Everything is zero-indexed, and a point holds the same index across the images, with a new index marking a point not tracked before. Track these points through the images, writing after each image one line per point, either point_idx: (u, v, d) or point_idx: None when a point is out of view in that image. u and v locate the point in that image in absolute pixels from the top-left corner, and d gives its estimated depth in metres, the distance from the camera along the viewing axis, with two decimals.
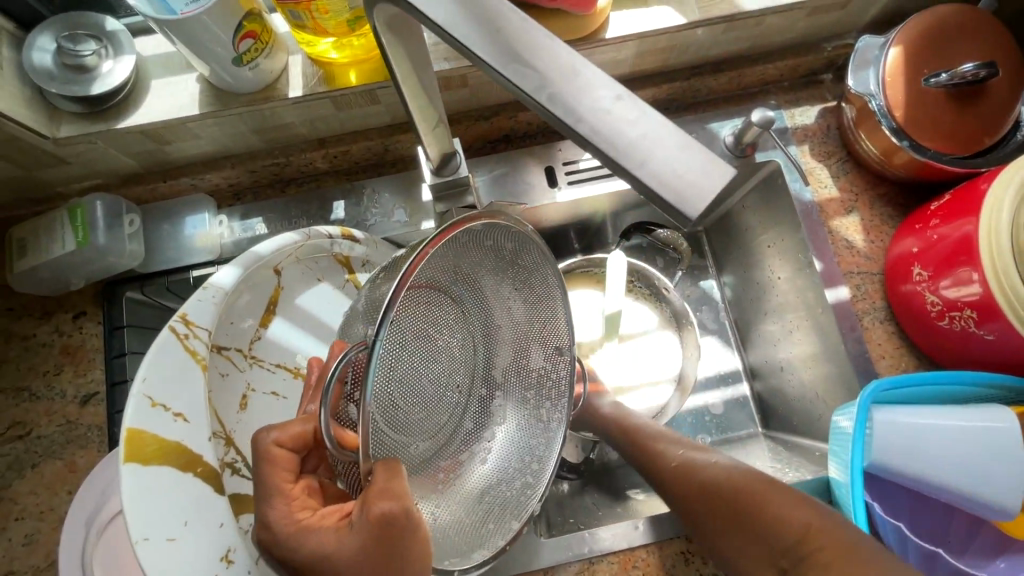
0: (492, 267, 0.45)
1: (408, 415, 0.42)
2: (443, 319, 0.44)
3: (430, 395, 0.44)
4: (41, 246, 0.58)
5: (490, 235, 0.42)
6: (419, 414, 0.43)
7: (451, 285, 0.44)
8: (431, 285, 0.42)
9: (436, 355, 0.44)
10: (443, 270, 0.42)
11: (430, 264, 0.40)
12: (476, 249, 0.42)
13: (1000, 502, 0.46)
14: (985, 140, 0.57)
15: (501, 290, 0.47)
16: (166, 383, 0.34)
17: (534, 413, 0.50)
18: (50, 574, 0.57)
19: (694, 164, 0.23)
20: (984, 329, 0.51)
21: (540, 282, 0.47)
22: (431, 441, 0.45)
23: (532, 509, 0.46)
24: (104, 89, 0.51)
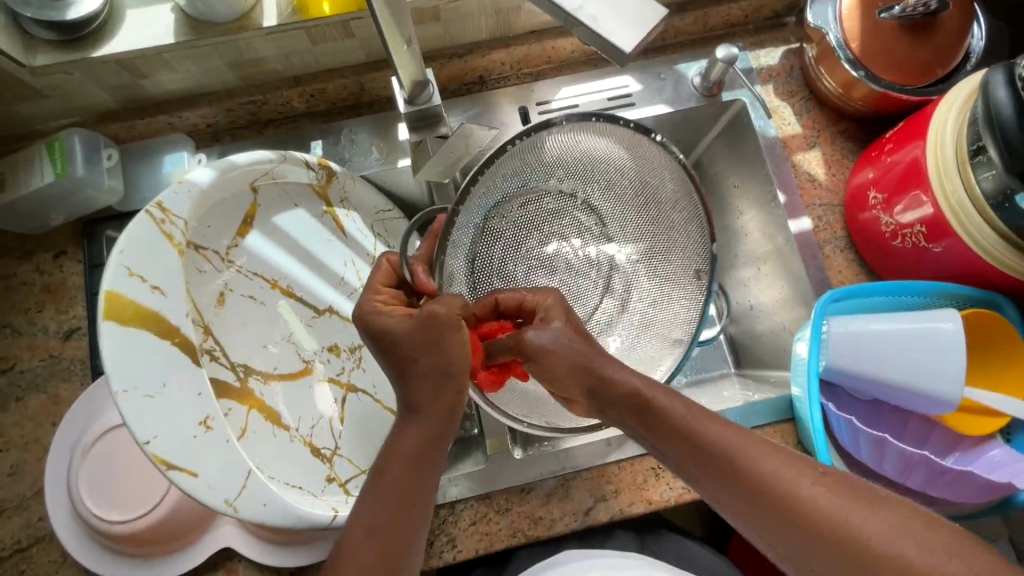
0: (578, 160, 0.51)
1: (508, 279, 0.52)
2: (534, 190, 0.51)
3: (531, 256, 0.54)
4: (19, 180, 0.59)
5: (574, 136, 0.49)
6: (525, 272, 0.53)
7: (544, 165, 0.50)
8: (519, 172, 0.49)
9: (528, 223, 0.52)
10: (521, 169, 0.49)
11: (499, 170, 0.47)
12: (545, 154, 0.49)
13: (943, 394, 0.50)
14: (937, 71, 0.59)
15: (587, 160, 0.52)
16: (142, 258, 0.35)
17: (627, 277, 0.56)
18: (36, 502, 0.58)
19: (629, 7, 0.26)
20: (933, 244, 0.54)
21: (621, 166, 0.52)
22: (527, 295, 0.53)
23: (683, 336, 0.56)
24: (79, 15, 0.52)
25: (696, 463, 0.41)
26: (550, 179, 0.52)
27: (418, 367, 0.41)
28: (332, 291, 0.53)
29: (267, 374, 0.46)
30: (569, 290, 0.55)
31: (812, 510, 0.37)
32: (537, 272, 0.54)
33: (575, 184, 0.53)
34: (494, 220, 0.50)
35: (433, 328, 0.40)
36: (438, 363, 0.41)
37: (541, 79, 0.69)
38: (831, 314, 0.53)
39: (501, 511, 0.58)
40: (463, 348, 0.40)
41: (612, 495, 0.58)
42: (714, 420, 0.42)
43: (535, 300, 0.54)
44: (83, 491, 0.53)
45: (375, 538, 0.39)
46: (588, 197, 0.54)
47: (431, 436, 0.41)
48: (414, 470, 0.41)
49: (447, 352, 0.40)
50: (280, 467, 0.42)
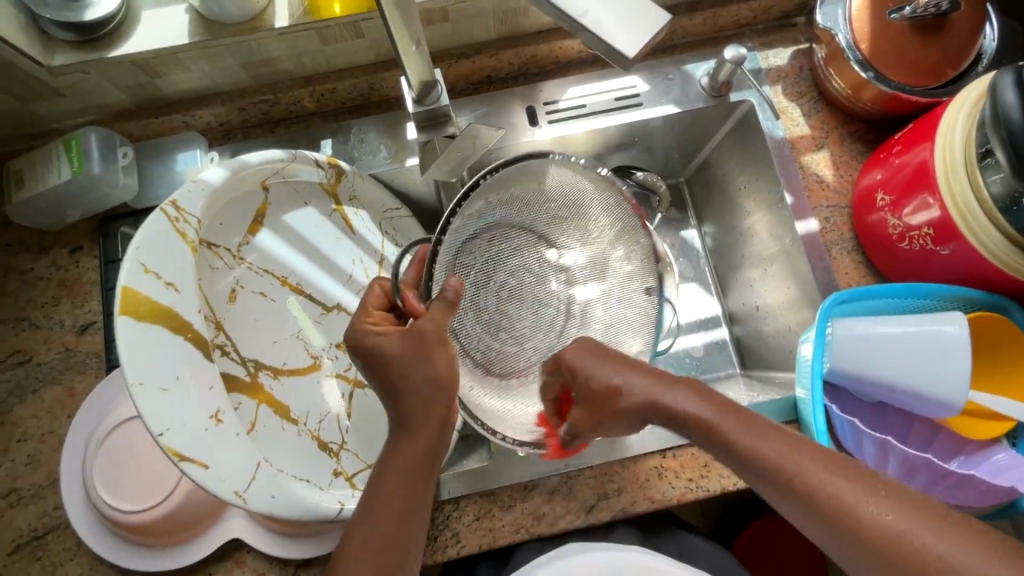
0: (546, 200, 0.53)
1: (489, 322, 0.52)
2: (515, 234, 0.53)
3: (514, 303, 0.53)
4: (37, 177, 0.60)
5: (537, 177, 0.52)
6: (511, 316, 0.53)
7: (516, 204, 0.52)
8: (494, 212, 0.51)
9: (509, 266, 0.52)
10: (498, 212, 0.51)
11: (472, 206, 0.49)
12: (517, 191, 0.52)
13: (948, 398, 0.50)
14: (948, 72, 0.59)
15: (554, 209, 0.54)
16: (157, 255, 0.36)
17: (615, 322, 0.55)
18: (51, 491, 0.59)
19: (632, 11, 0.27)
20: (941, 246, 0.54)
21: (590, 211, 0.55)
22: (513, 340, 0.53)
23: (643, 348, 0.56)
24: (95, 16, 0.53)
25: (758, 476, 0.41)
26: (528, 224, 0.53)
27: (406, 381, 0.42)
28: (340, 288, 0.54)
29: (276, 370, 0.47)
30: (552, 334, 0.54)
31: (876, 527, 0.37)
32: (518, 315, 0.53)
33: (550, 230, 0.54)
34: (473, 261, 0.50)
35: (420, 340, 0.42)
36: (425, 376, 0.42)
37: (549, 79, 0.70)
38: (836, 316, 0.53)
39: (505, 507, 0.58)
40: (449, 359, 0.42)
41: (614, 493, 0.59)
42: (769, 437, 0.41)
43: (513, 342, 0.53)
44: (96, 483, 0.54)
45: (372, 552, 0.40)
46: (561, 245, 0.55)
47: (426, 453, 0.42)
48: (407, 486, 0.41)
49: (431, 363, 0.42)
50: (287, 460, 0.43)
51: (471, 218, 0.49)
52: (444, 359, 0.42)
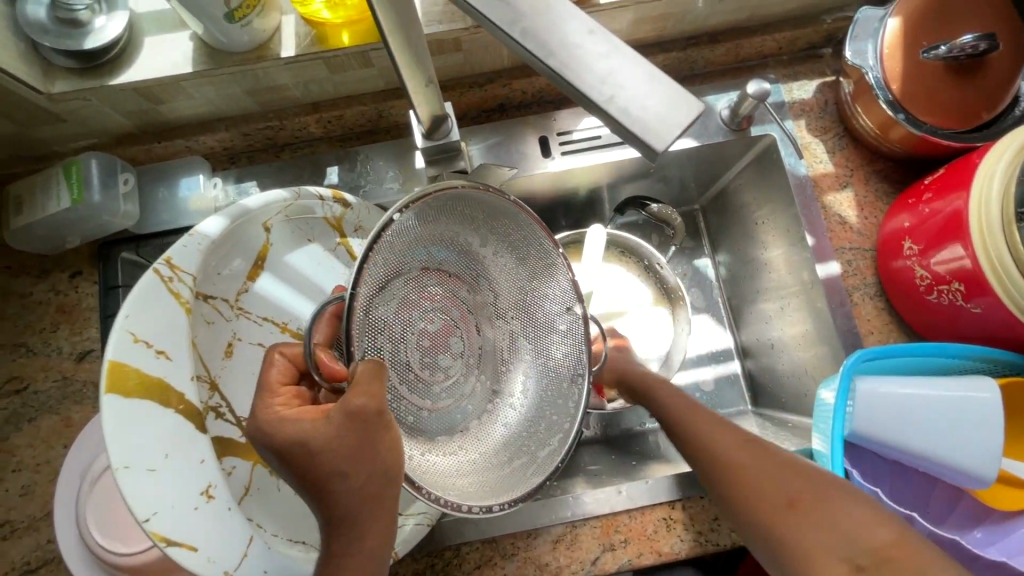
0: (471, 230, 0.47)
1: (409, 379, 0.46)
2: (430, 276, 0.47)
3: (438, 348, 0.47)
4: (36, 203, 0.59)
5: (462, 205, 0.45)
6: (438, 363, 0.47)
7: (436, 241, 0.46)
8: (403, 256, 0.44)
9: (423, 310, 0.46)
10: (407, 255, 0.44)
11: (378, 256, 0.41)
12: (437, 224, 0.45)
13: (974, 468, 0.47)
14: (983, 115, 0.56)
15: (479, 238, 0.48)
16: (147, 322, 0.35)
17: (541, 352, 0.51)
18: (45, 524, 0.58)
19: (663, 98, 0.25)
20: (972, 303, 0.51)
21: (516, 233, 0.49)
22: (445, 390, 0.48)
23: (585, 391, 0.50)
24: (97, 44, 0.51)
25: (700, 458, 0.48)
26: (434, 259, 0.47)
27: (349, 479, 0.37)
28: None
29: None
30: (483, 372, 0.50)
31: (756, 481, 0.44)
32: (443, 360, 0.48)
33: (461, 260, 0.49)
34: (380, 318, 0.43)
35: (362, 430, 0.37)
36: (367, 472, 0.38)
37: (563, 107, 0.67)
38: (860, 374, 0.51)
39: (507, 556, 0.57)
40: (393, 445, 0.38)
41: (620, 545, 0.57)
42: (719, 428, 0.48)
43: (445, 392, 0.48)
44: (90, 521, 0.53)
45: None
46: (477, 278, 0.50)
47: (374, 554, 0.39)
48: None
49: (377, 459, 0.38)
50: (283, 526, 0.41)
51: (381, 265, 0.41)
52: (389, 449, 0.38)
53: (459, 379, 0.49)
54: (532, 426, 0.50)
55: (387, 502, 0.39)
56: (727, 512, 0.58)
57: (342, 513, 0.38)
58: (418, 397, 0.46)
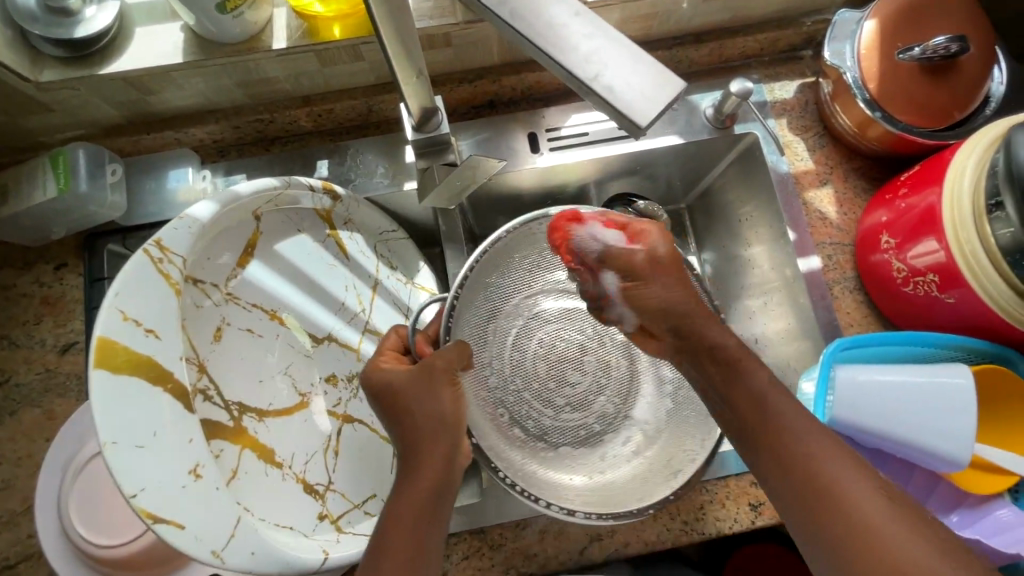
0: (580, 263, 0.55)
1: (537, 398, 0.55)
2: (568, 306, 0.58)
3: (574, 370, 0.57)
4: (21, 193, 0.58)
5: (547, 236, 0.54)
6: (576, 387, 0.57)
7: (540, 272, 0.56)
8: (514, 284, 0.55)
9: (558, 338, 0.57)
10: (518, 283, 0.55)
11: (478, 274, 0.52)
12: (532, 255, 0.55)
13: (952, 454, 0.49)
14: (956, 114, 0.58)
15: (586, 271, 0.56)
16: (138, 301, 0.35)
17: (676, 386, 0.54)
18: (25, 519, 0.57)
19: (645, 76, 0.26)
20: (946, 293, 0.53)
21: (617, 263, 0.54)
22: (576, 409, 0.56)
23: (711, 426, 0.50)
24: (87, 33, 0.51)
25: (760, 435, 0.40)
26: (561, 297, 0.58)
27: (413, 418, 0.41)
28: (332, 318, 0.53)
29: (261, 412, 0.45)
30: (609, 393, 0.57)
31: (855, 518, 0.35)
32: (572, 378, 0.57)
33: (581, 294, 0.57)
34: (529, 335, 0.56)
35: (428, 377, 0.42)
36: (424, 415, 0.41)
37: (552, 105, 0.69)
38: (839, 363, 0.52)
39: (495, 546, 0.57)
40: (454, 397, 0.42)
41: (608, 534, 0.57)
42: (797, 406, 0.40)
43: (571, 408, 0.56)
44: (72, 513, 0.52)
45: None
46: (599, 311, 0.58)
47: (431, 490, 0.39)
48: (415, 522, 0.38)
49: (435, 402, 0.42)
50: (271, 508, 0.41)
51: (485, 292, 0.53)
52: (450, 400, 0.42)
53: (581, 399, 0.57)
54: (661, 452, 0.52)
55: (445, 439, 0.41)
56: (712, 501, 0.58)
57: (413, 449, 0.41)
58: (551, 409, 0.55)
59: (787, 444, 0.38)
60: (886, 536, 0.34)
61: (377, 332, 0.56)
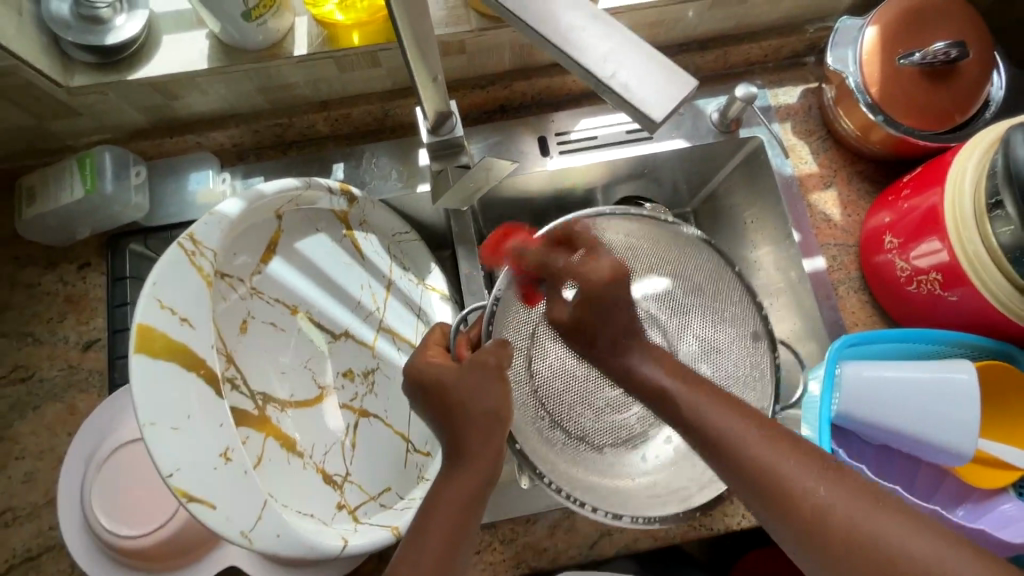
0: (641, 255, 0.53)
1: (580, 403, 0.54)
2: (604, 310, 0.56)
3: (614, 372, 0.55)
4: (49, 193, 0.60)
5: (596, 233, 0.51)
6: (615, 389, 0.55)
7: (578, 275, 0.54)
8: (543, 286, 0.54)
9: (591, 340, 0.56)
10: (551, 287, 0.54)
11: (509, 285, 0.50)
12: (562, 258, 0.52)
13: (956, 446, 0.50)
14: (957, 118, 0.59)
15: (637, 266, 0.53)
16: (173, 291, 0.37)
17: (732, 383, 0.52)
18: (47, 511, 0.58)
19: (658, 76, 0.28)
20: (949, 291, 0.54)
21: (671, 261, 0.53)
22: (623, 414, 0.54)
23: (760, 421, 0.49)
24: (117, 40, 0.54)
25: (757, 495, 0.38)
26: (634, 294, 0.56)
27: (467, 413, 0.42)
28: (349, 315, 0.54)
29: (284, 402, 0.47)
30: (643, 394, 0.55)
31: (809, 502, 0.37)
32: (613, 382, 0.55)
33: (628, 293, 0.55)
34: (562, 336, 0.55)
35: (479, 374, 0.43)
36: (473, 412, 0.42)
37: (561, 110, 0.70)
38: (844, 358, 0.53)
39: (506, 541, 0.58)
40: (505, 392, 0.43)
41: (617, 529, 0.58)
42: (726, 401, 0.41)
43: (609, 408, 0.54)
44: (95, 505, 0.54)
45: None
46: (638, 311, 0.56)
47: (477, 484, 0.40)
48: (463, 504, 0.40)
49: (478, 398, 0.42)
50: (293, 495, 0.43)
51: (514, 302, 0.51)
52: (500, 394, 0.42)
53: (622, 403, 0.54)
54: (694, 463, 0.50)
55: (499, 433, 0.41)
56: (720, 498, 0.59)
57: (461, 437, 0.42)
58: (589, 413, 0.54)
59: (785, 490, 0.37)
60: (838, 517, 0.36)
61: (391, 329, 0.57)
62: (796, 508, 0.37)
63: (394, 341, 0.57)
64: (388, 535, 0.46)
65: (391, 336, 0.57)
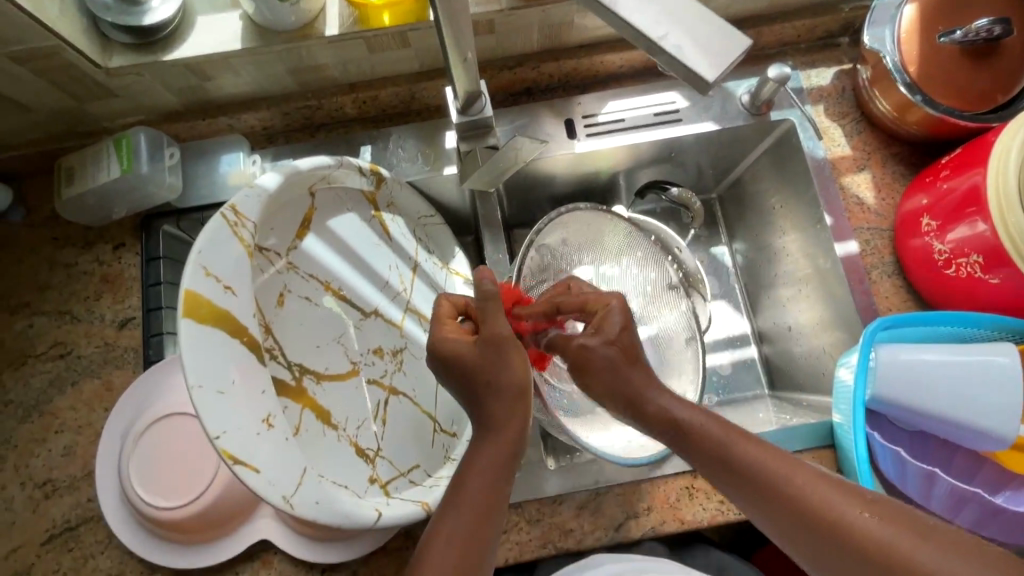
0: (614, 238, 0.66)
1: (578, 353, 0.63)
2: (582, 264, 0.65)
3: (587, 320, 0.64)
4: (87, 174, 0.62)
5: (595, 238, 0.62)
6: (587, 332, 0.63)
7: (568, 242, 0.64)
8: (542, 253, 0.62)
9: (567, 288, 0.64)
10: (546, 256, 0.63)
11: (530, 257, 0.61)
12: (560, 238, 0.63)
13: (997, 430, 0.49)
14: (1000, 97, 0.58)
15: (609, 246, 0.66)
16: (217, 260, 0.38)
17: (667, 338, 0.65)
18: (85, 484, 0.60)
19: (710, 35, 0.28)
20: (990, 274, 0.53)
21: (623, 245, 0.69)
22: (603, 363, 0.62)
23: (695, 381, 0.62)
24: (153, 21, 0.54)
25: (799, 524, 0.38)
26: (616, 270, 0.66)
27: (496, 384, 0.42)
28: (378, 294, 0.55)
29: (319, 374, 0.48)
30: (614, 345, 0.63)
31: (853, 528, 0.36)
32: None
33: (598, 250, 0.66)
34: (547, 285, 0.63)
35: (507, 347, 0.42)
36: (500, 387, 0.42)
37: (589, 92, 0.70)
38: (879, 342, 0.53)
39: (533, 521, 0.58)
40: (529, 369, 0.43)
41: (644, 512, 0.58)
42: (743, 435, 0.42)
43: None
44: (128, 480, 0.55)
45: (456, 545, 0.38)
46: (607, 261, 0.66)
47: (502, 458, 0.41)
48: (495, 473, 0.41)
49: (505, 374, 0.42)
50: (328, 467, 0.43)
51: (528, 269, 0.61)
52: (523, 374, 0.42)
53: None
54: None
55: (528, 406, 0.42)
56: None
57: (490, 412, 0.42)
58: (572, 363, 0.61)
59: (826, 518, 0.37)
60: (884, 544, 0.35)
61: (417, 311, 0.58)
62: (836, 534, 0.37)
63: (421, 322, 0.58)
64: (419, 510, 0.47)
65: (418, 317, 0.58)
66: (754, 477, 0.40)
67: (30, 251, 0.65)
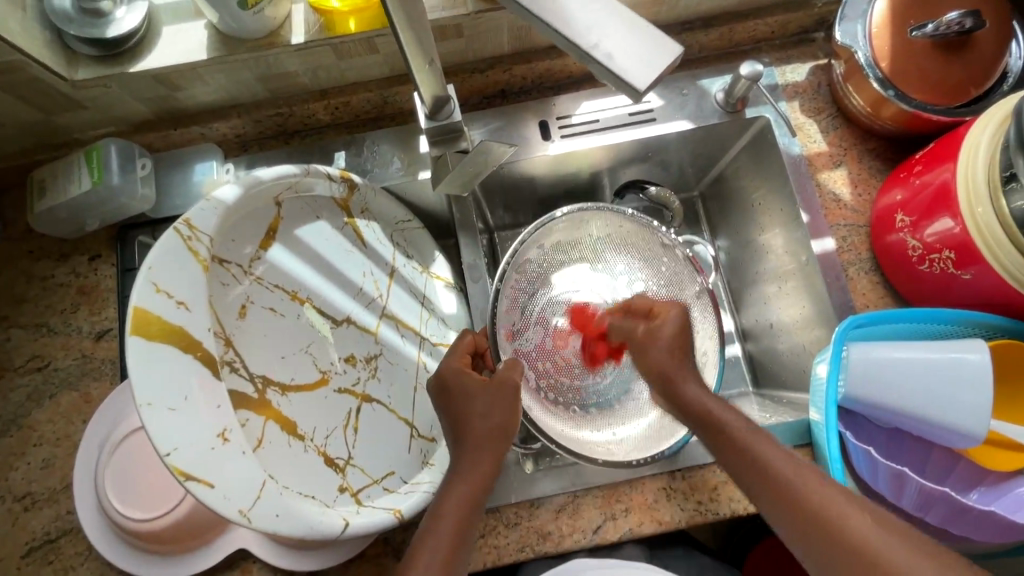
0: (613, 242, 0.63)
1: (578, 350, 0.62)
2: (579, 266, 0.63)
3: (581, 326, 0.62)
4: (59, 187, 0.62)
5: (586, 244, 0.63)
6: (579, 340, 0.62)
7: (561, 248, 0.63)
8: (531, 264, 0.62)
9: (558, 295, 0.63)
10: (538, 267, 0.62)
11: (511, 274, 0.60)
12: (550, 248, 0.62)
13: (968, 428, 0.49)
14: (972, 91, 0.57)
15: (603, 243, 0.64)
16: (170, 277, 0.39)
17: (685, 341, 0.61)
18: (64, 496, 0.60)
19: (640, 41, 0.28)
20: (962, 270, 0.52)
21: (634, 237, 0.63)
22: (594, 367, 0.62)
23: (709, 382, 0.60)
24: (118, 32, 0.54)
25: (802, 526, 0.41)
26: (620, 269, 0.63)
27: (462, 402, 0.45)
28: (350, 302, 0.55)
29: (284, 386, 0.47)
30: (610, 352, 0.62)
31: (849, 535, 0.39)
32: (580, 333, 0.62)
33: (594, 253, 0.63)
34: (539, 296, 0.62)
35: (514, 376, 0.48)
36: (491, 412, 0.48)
37: (563, 93, 0.70)
38: (851, 340, 0.52)
39: (510, 525, 0.58)
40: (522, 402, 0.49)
41: (621, 514, 0.58)
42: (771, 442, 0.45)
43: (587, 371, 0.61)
44: (105, 493, 0.55)
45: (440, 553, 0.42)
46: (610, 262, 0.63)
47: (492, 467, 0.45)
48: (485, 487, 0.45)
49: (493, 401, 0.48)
50: (292, 477, 0.43)
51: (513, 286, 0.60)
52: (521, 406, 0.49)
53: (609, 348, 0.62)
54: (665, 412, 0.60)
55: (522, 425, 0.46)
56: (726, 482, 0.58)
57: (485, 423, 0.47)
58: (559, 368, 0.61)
59: (801, 501, 0.41)
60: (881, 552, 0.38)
61: (393, 316, 0.58)
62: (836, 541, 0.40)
63: (398, 327, 0.57)
64: (390, 518, 0.47)
65: (394, 322, 0.57)
66: (770, 480, 0.43)
67: (6, 265, 0.65)
